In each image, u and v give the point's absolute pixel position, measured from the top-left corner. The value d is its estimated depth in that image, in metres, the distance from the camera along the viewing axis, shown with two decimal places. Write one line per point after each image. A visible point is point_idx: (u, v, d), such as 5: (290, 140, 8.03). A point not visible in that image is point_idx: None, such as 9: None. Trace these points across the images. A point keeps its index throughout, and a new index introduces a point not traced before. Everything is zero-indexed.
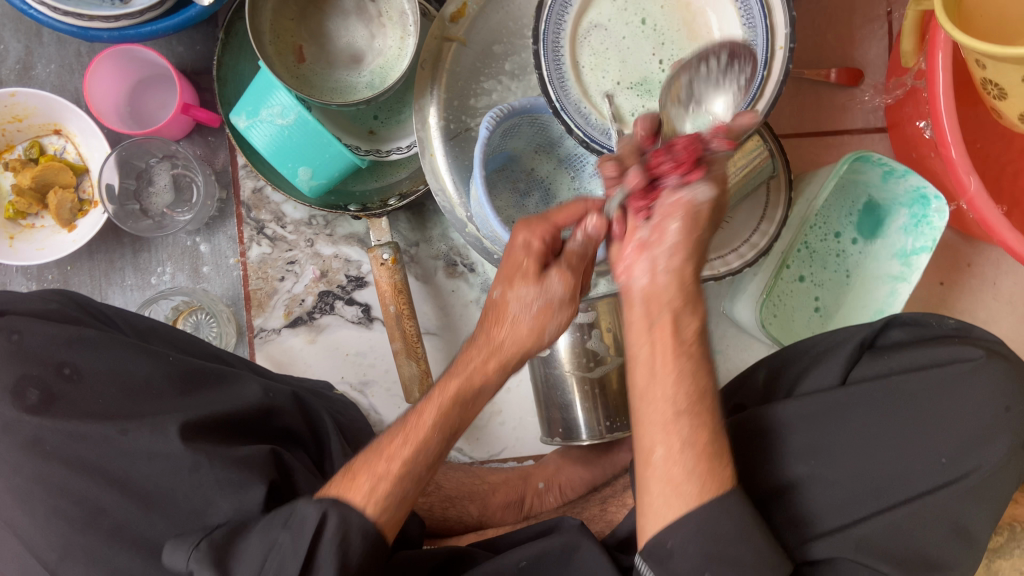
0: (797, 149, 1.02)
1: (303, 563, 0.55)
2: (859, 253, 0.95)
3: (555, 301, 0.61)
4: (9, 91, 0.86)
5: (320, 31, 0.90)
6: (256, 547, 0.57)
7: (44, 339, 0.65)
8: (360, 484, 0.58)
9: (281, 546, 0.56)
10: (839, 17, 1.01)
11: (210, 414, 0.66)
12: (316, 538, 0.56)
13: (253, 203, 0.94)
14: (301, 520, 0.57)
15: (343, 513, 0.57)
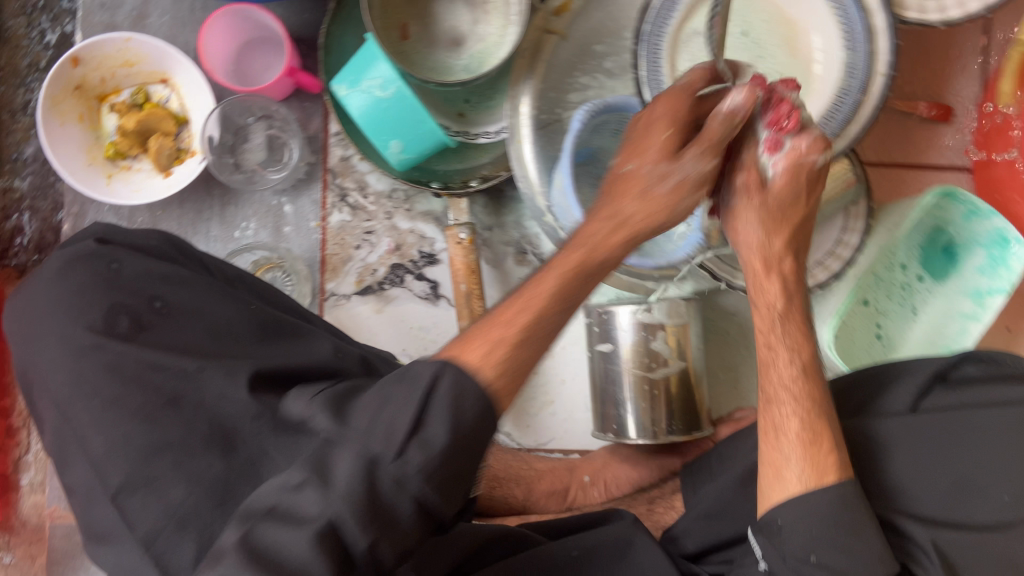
0: (879, 177, 1.02)
1: (414, 418, 0.49)
2: (926, 290, 0.95)
3: (687, 180, 0.63)
4: (125, 36, 0.89)
5: (426, 12, 0.92)
6: (370, 401, 0.52)
7: (140, 272, 0.70)
8: (478, 347, 0.54)
9: (395, 398, 0.51)
10: (936, 52, 1.00)
11: (282, 364, 0.67)
12: (429, 396, 0.50)
13: (340, 170, 0.97)
14: (416, 374, 0.52)
15: (462, 382, 0.51)
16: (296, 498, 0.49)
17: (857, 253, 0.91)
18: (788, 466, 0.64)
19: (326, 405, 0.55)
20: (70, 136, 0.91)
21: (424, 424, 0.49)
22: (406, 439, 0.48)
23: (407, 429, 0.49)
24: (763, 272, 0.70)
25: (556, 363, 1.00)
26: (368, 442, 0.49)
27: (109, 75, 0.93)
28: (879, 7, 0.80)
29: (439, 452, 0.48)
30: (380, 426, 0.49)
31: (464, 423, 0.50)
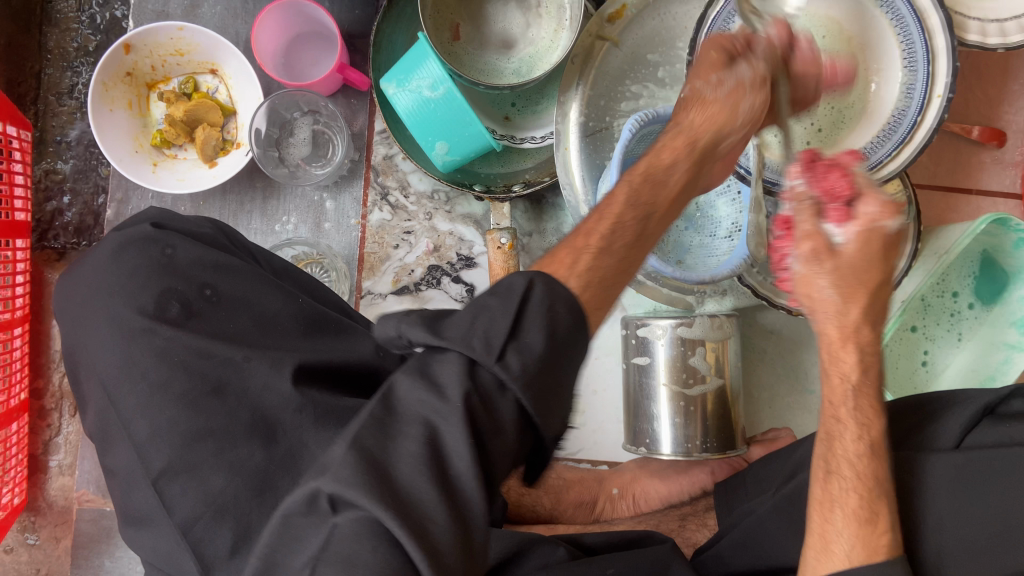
0: (927, 201, 1.00)
1: (512, 324, 0.46)
2: (975, 317, 0.93)
3: (745, 82, 0.65)
4: (178, 26, 0.89)
5: (479, 13, 0.91)
6: (466, 310, 0.47)
7: (193, 259, 0.69)
8: (565, 258, 0.53)
9: (489, 309, 0.47)
10: (993, 76, 0.98)
11: (321, 360, 0.66)
12: (525, 303, 0.47)
13: (382, 169, 0.97)
14: (508, 287, 0.48)
15: (552, 287, 0.48)
16: (409, 406, 0.44)
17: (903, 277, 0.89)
18: (836, 539, 0.58)
19: (419, 320, 0.48)
20: (118, 122, 0.91)
21: (524, 328, 0.46)
22: (505, 342, 0.45)
23: (506, 333, 0.45)
24: (839, 342, 0.61)
25: (589, 373, 0.99)
26: (470, 347, 0.45)
27: (160, 64, 0.93)
28: (942, 27, 0.77)
29: (539, 359, 0.45)
30: (478, 331, 0.46)
31: (559, 328, 0.47)
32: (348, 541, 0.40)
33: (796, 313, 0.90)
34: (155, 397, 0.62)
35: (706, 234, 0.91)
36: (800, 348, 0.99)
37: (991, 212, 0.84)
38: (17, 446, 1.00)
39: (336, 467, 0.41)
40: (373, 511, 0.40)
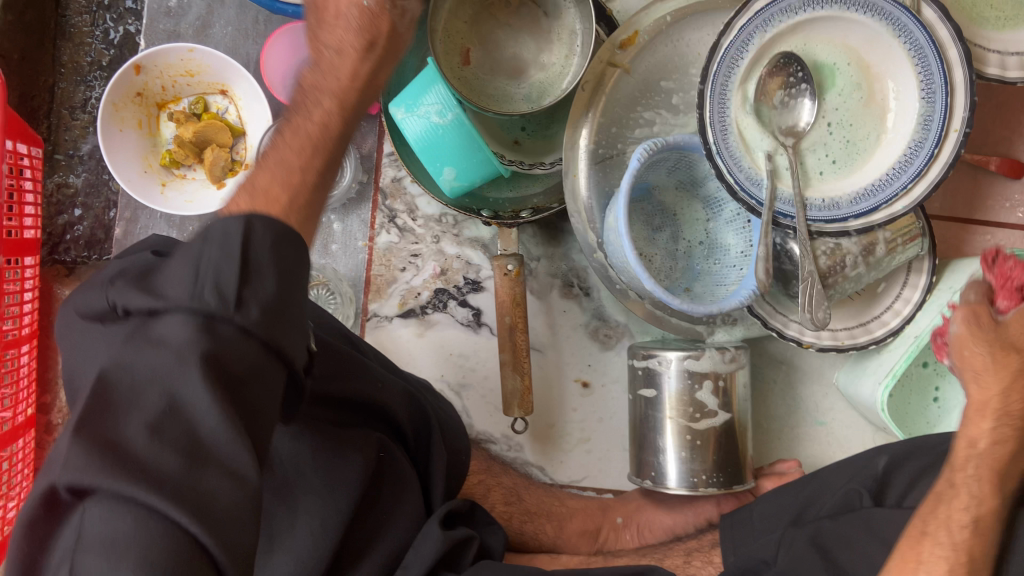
0: (943, 232, 0.98)
1: (242, 271, 0.42)
2: None
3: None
4: (188, 47, 0.89)
5: (490, 38, 0.91)
6: (174, 261, 0.42)
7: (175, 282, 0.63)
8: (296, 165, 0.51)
9: (206, 257, 0.42)
10: (1013, 107, 0.96)
11: (324, 394, 0.63)
12: (248, 249, 0.43)
13: (391, 191, 0.96)
14: (220, 230, 0.43)
15: (278, 228, 0.45)
16: (142, 376, 0.40)
17: (915, 310, 0.88)
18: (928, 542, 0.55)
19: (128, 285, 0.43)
20: (128, 142, 0.91)
21: (255, 263, 0.43)
22: (237, 283, 0.42)
23: (233, 278, 0.42)
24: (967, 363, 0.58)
25: (595, 401, 0.98)
26: (197, 299, 0.41)
27: (170, 84, 0.93)
28: (960, 60, 0.77)
29: (273, 301, 0.43)
30: (202, 279, 0.41)
31: (291, 260, 0.45)
32: (98, 524, 0.36)
33: (807, 346, 0.89)
34: None
35: (715, 260, 0.89)
36: (810, 378, 0.98)
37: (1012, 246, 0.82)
38: (23, 462, 1.00)
39: (67, 455, 0.36)
40: (132, 493, 0.36)
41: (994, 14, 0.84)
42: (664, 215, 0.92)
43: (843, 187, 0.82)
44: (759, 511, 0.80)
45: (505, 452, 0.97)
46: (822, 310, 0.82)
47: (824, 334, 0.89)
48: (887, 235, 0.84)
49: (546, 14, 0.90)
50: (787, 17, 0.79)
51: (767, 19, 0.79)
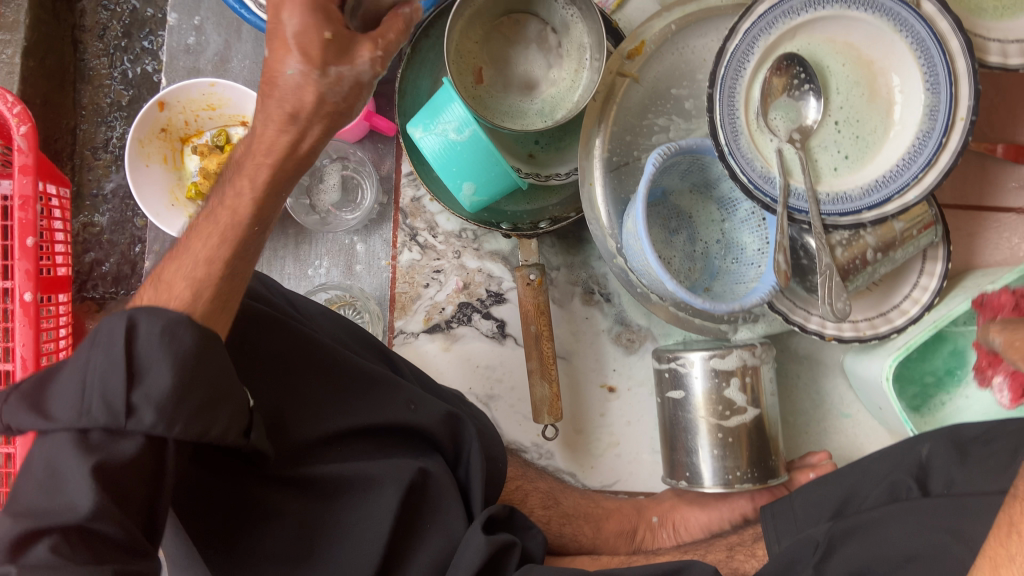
0: (952, 219, 0.99)
1: (126, 376, 0.50)
2: None
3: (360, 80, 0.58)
4: (210, 81, 0.92)
5: (501, 57, 0.93)
6: (64, 379, 0.51)
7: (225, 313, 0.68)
8: (181, 290, 0.56)
9: (92, 366, 0.50)
10: (1015, 93, 0.98)
11: (347, 426, 0.69)
12: (131, 348, 0.51)
13: (411, 211, 0.98)
14: (106, 335, 0.51)
15: (161, 317, 0.52)
16: (61, 485, 0.48)
17: (935, 297, 0.90)
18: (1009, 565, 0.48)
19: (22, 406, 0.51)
20: (155, 177, 0.94)
21: (143, 373, 0.50)
22: (126, 394, 0.50)
23: (122, 387, 0.50)
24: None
25: (623, 405, 0.99)
26: (87, 414, 0.50)
27: (192, 119, 0.96)
28: (962, 51, 0.79)
29: (167, 393, 0.50)
30: (93, 398, 0.50)
31: (188, 356, 0.52)
32: None
33: (830, 338, 0.90)
34: None
35: (732, 259, 0.91)
36: (830, 370, 0.99)
37: None
38: None
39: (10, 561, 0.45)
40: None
41: (993, 5, 0.86)
42: (680, 217, 0.94)
43: (857, 180, 0.84)
44: (800, 500, 0.81)
45: (537, 459, 0.99)
46: (842, 301, 0.83)
47: (845, 326, 0.90)
48: (900, 227, 0.86)
49: (554, 31, 0.92)
50: (791, 18, 0.81)
51: (772, 21, 0.81)
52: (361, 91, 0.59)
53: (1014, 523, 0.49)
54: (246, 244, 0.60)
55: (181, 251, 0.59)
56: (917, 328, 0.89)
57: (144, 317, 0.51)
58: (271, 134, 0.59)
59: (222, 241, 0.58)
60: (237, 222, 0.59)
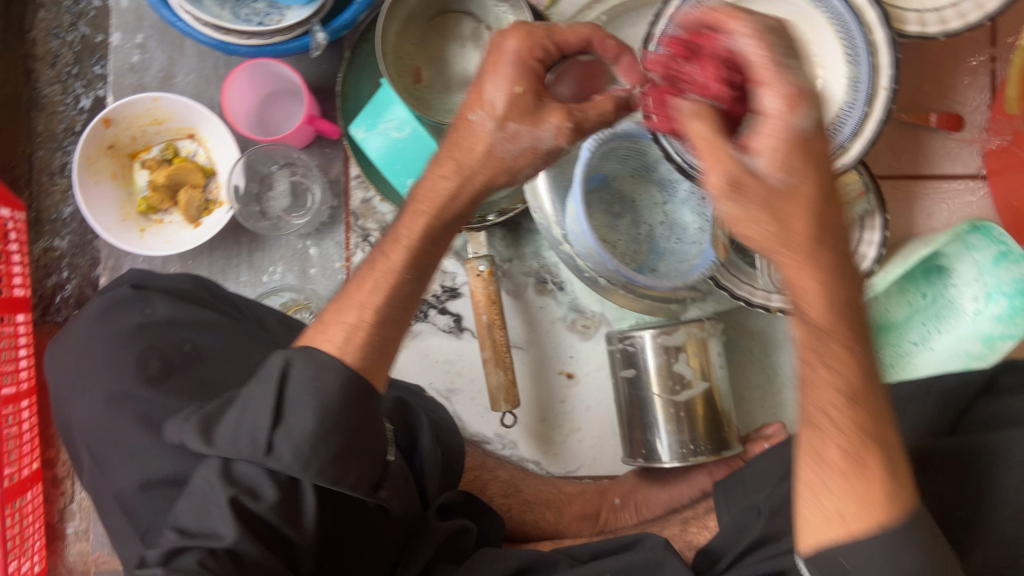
0: (890, 190, 1.02)
1: (273, 414, 0.55)
2: (944, 306, 0.97)
3: (540, 146, 0.62)
4: (154, 96, 0.93)
5: (438, 56, 0.95)
6: (236, 411, 0.56)
7: (170, 318, 0.71)
8: (335, 336, 0.60)
9: (251, 400, 0.55)
10: (942, 64, 1.01)
11: None
12: (283, 387, 0.55)
13: (362, 212, 0.99)
14: (268, 372, 0.57)
15: (312, 362, 0.56)
16: (211, 511, 0.54)
17: (874, 265, 0.92)
18: (826, 496, 0.52)
19: (195, 428, 0.57)
20: (104, 194, 0.95)
21: (286, 416, 0.54)
22: (270, 436, 0.54)
23: (269, 426, 0.54)
24: (801, 264, 0.51)
25: (581, 391, 1.01)
26: (237, 449, 0.55)
27: (139, 134, 0.97)
28: (879, 22, 0.81)
29: (307, 436, 0.54)
30: (244, 433, 0.55)
31: (331, 400, 0.55)
32: None
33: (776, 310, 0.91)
34: (124, 446, 0.65)
35: (675, 239, 0.94)
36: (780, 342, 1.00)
37: (971, 220, 0.92)
38: (32, 516, 1.02)
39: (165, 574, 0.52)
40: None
41: None
42: (623, 202, 0.95)
43: None
44: (749, 473, 0.78)
45: (500, 450, 1.00)
46: None
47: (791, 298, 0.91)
48: None
49: (489, 28, 0.94)
50: None
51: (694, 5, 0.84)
52: (533, 155, 0.63)
53: (819, 452, 0.53)
54: (411, 291, 0.64)
55: (345, 294, 0.63)
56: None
57: (299, 358, 0.56)
58: (441, 186, 0.64)
59: (377, 287, 0.62)
60: (393, 269, 0.63)
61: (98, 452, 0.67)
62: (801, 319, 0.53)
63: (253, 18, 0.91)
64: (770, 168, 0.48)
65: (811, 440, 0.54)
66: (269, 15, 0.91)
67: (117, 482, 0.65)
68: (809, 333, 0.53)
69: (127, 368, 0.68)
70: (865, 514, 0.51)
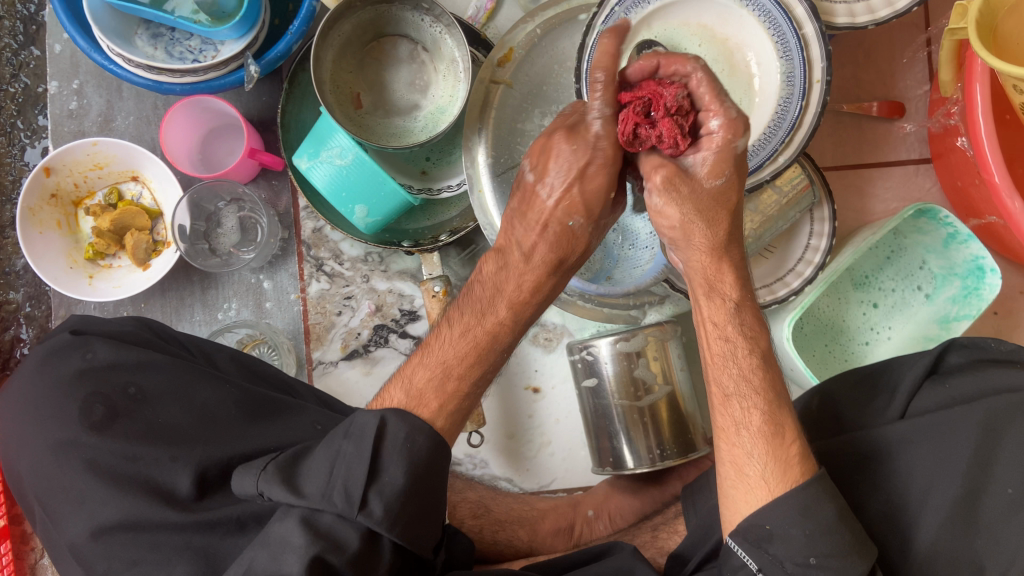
0: (838, 181, 1.03)
1: (368, 470, 0.57)
2: (894, 293, 0.98)
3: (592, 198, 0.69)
4: (92, 141, 0.92)
5: (377, 80, 0.95)
6: (317, 459, 0.59)
7: (111, 362, 0.70)
8: (431, 403, 0.64)
9: (344, 454, 0.58)
10: (880, 52, 1.02)
11: (252, 449, 0.68)
12: (378, 443, 0.58)
13: (314, 242, 0.99)
14: (360, 428, 0.59)
15: (408, 423, 0.60)
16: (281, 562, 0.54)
17: (826, 256, 0.92)
18: (750, 463, 0.63)
19: (281, 478, 0.58)
20: (50, 243, 0.94)
21: (381, 473, 0.57)
22: (366, 492, 0.56)
23: (364, 482, 0.56)
24: (710, 265, 0.66)
25: (549, 404, 1.00)
26: (327, 499, 0.56)
27: (81, 180, 0.96)
28: (808, 15, 0.81)
29: (397, 493, 0.57)
30: (337, 484, 0.56)
31: (420, 462, 0.59)
32: None
33: None
34: (72, 495, 0.64)
35: (629, 245, 0.91)
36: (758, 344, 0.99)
37: (917, 205, 0.89)
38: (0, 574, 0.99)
39: None
40: None
41: None
42: None
43: None
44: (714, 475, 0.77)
45: (471, 470, 0.99)
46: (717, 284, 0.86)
47: None
48: (777, 193, 0.89)
49: (426, 49, 0.95)
50: (642, 7, 0.84)
51: (623, 13, 0.84)
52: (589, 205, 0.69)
53: (739, 422, 0.65)
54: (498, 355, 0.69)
55: (432, 358, 0.67)
56: (813, 287, 0.92)
57: (393, 416, 0.59)
58: (536, 274, 0.70)
59: (475, 359, 0.67)
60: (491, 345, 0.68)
61: (44, 503, 0.66)
62: (717, 300, 0.67)
63: (187, 56, 0.91)
64: (708, 173, 0.62)
65: (732, 412, 0.65)
66: (204, 51, 0.91)
67: (69, 533, 0.64)
68: (727, 309, 0.67)
69: (71, 415, 0.67)
70: (786, 478, 0.61)
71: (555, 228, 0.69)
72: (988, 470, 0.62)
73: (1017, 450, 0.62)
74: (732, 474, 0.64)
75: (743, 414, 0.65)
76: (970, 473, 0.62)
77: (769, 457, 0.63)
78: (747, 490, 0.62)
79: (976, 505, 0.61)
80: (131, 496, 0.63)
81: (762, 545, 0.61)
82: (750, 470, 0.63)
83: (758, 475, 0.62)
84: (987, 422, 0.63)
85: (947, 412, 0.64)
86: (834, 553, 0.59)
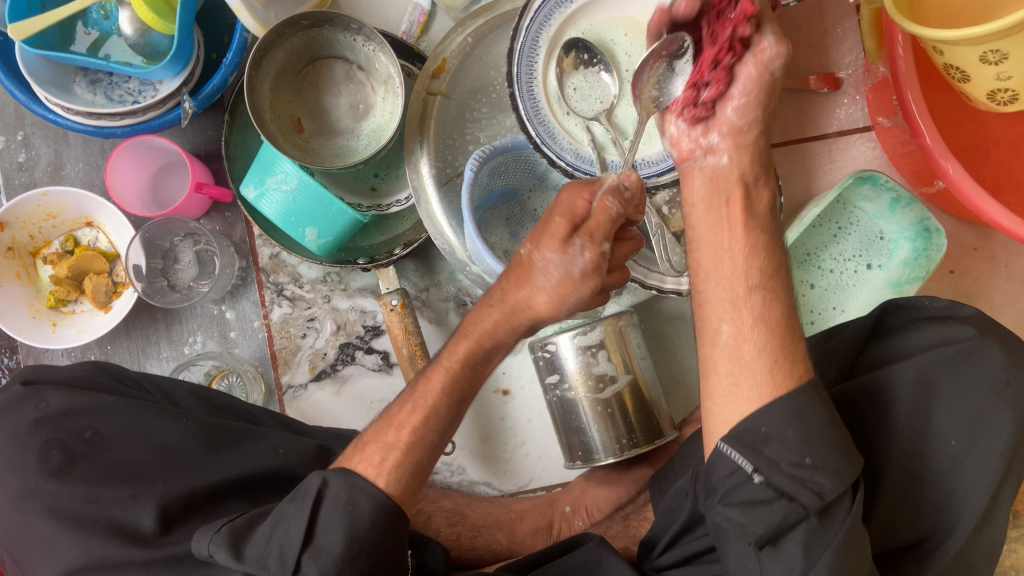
0: (782, 156, 1.04)
1: (305, 531, 0.60)
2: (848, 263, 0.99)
3: (575, 274, 0.63)
4: (41, 192, 0.93)
5: (316, 104, 0.97)
6: (268, 523, 0.62)
7: (67, 407, 0.71)
8: (373, 457, 0.66)
9: (286, 515, 0.62)
10: (812, 26, 1.02)
11: (214, 481, 0.70)
12: (319, 499, 0.62)
13: (272, 267, 1.00)
14: (306, 489, 0.63)
15: (351, 484, 0.63)
16: None
17: (776, 232, 0.93)
18: (756, 359, 0.59)
19: (226, 541, 0.61)
20: (11, 295, 0.95)
21: (318, 537, 0.60)
22: (301, 555, 0.60)
23: (300, 543, 0.60)
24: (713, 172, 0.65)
25: (520, 405, 1.01)
26: (265, 565, 0.60)
27: (36, 231, 0.97)
28: None
29: (336, 556, 0.60)
30: (274, 548, 0.60)
31: (360, 526, 0.61)
32: None
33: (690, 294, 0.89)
34: (39, 543, 0.65)
35: None
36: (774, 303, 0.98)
37: (859, 173, 0.90)
38: None
39: None
40: None
41: None
42: (523, 215, 0.96)
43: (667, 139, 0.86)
44: (678, 460, 0.79)
45: (450, 477, 1.01)
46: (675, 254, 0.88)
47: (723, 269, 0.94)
48: None
49: (361, 67, 0.96)
50: (566, 7, 0.84)
51: (548, 12, 0.83)
52: (574, 284, 0.63)
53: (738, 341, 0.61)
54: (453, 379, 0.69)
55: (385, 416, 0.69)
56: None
57: (334, 476, 0.63)
58: (493, 319, 0.67)
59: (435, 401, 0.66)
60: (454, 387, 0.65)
61: (16, 550, 0.67)
62: (725, 215, 0.64)
63: (126, 98, 0.93)
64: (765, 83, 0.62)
65: (722, 326, 0.62)
66: (143, 92, 0.93)
67: None
68: (734, 218, 0.64)
69: (31, 464, 0.68)
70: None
71: (526, 270, 0.65)
72: (929, 422, 0.63)
73: (956, 402, 0.63)
74: (745, 423, 0.58)
75: (763, 308, 0.61)
76: (912, 427, 0.63)
77: (768, 348, 0.59)
78: (736, 386, 0.59)
79: (921, 457, 0.63)
80: (95, 538, 0.64)
81: (758, 448, 0.57)
82: (755, 364, 0.59)
83: (757, 378, 0.59)
84: (924, 378, 0.64)
85: (890, 369, 0.66)
86: (827, 455, 0.56)
